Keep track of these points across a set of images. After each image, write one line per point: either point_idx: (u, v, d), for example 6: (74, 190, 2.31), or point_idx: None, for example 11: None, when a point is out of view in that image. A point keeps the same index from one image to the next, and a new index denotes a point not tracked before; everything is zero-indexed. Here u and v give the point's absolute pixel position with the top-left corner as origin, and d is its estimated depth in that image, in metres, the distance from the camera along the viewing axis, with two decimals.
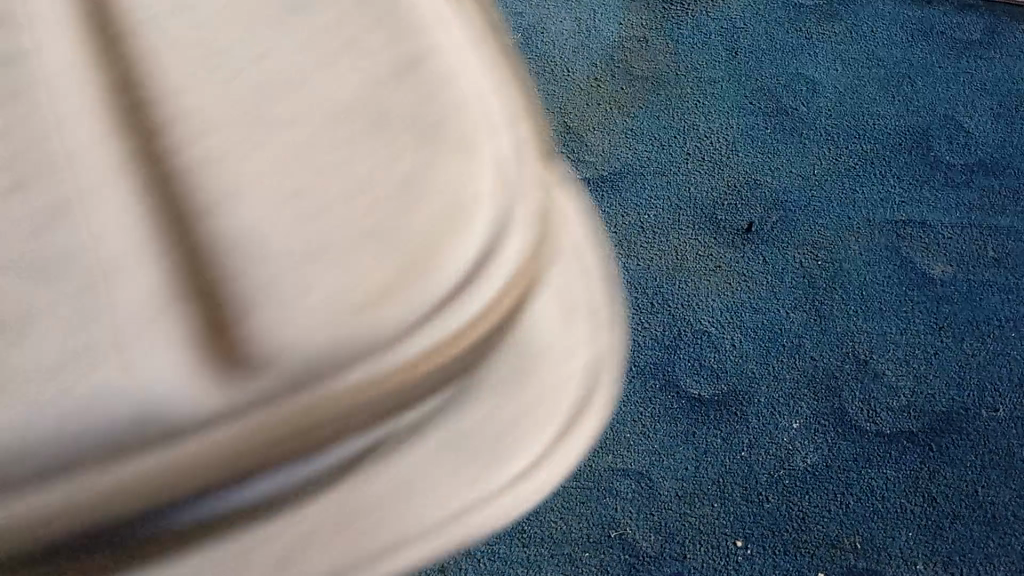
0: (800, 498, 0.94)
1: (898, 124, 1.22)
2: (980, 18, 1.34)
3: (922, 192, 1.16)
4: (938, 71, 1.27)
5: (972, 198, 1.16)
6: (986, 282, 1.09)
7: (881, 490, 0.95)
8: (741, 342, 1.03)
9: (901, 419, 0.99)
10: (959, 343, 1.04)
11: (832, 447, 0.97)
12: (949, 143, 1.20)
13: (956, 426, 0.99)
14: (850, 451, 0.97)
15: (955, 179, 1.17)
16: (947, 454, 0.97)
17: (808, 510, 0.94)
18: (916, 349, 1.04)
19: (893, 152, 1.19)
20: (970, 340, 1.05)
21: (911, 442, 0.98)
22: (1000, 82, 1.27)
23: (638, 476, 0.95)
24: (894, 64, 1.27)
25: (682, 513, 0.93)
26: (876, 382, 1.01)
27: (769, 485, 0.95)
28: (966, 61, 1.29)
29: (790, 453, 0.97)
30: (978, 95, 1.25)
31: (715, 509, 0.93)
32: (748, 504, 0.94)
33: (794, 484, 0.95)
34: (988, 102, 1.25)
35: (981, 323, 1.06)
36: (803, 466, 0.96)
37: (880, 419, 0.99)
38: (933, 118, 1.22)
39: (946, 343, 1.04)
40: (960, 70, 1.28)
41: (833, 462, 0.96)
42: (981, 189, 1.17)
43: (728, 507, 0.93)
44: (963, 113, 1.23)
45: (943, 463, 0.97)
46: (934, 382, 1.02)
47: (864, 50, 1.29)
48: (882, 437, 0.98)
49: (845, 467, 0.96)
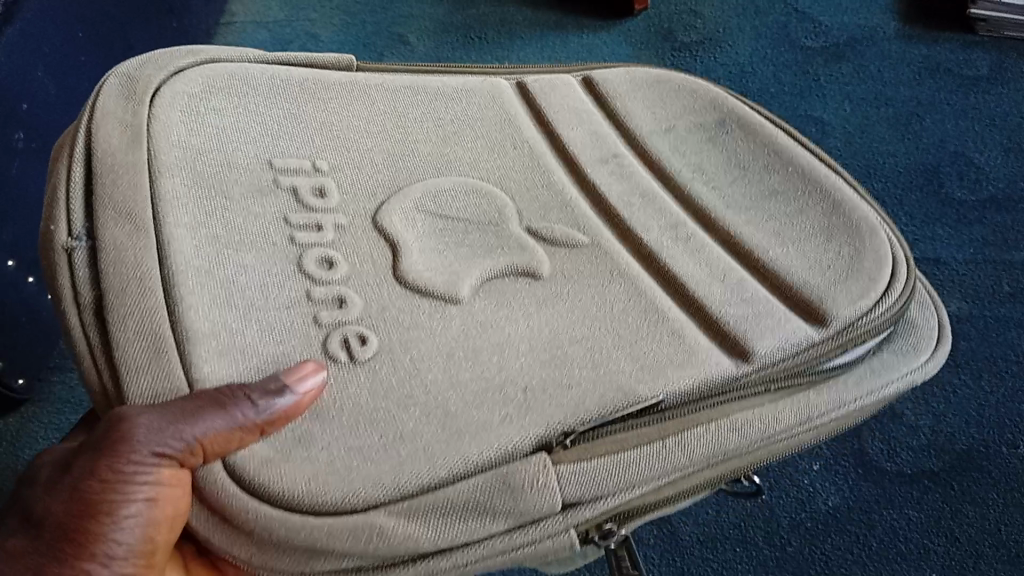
0: (822, 541, 0.91)
1: (907, 161, 1.22)
2: (986, 53, 1.36)
3: (935, 229, 1.15)
4: (947, 108, 1.29)
5: (986, 234, 1.15)
6: (1002, 318, 1.07)
7: (904, 532, 0.91)
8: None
9: (922, 459, 0.96)
10: (977, 382, 1.02)
11: (853, 488, 0.94)
12: (960, 179, 1.20)
13: (978, 465, 0.96)
14: (870, 492, 0.94)
15: (967, 216, 1.16)
16: (969, 494, 0.94)
17: (830, 553, 0.90)
18: (934, 388, 1.01)
19: (904, 190, 1.19)
20: (988, 377, 1.02)
21: (933, 482, 0.94)
22: (1007, 117, 1.28)
23: (658, 520, 0.92)
24: (902, 102, 1.29)
25: (703, 558, 0.89)
26: (896, 423, 0.99)
27: (790, 528, 0.91)
28: (974, 96, 1.30)
29: (812, 495, 0.94)
30: (987, 131, 1.26)
31: (736, 554, 0.90)
32: (770, 547, 0.90)
33: (817, 526, 0.92)
34: (997, 138, 1.25)
35: (997, 359, 1.03)
36: (825, 507, 0.93)
37: (901, 459, 0.96)
38: (943, 154, 1.23)
39: (964, 379, 1.02)
40: (968, 105, 1.29)
41: (854, 503, 0.93)
42: (992, 225, 1.15)
43: (750, 552, 0.90)
44: (972, 149, 1.24)
45: (965, 503, 0.93)
46: (953, 421, 0.99)
47: (871, 90, 1.31)
48: (904, 477, 0.95)
49: (867, 508, 0.93)
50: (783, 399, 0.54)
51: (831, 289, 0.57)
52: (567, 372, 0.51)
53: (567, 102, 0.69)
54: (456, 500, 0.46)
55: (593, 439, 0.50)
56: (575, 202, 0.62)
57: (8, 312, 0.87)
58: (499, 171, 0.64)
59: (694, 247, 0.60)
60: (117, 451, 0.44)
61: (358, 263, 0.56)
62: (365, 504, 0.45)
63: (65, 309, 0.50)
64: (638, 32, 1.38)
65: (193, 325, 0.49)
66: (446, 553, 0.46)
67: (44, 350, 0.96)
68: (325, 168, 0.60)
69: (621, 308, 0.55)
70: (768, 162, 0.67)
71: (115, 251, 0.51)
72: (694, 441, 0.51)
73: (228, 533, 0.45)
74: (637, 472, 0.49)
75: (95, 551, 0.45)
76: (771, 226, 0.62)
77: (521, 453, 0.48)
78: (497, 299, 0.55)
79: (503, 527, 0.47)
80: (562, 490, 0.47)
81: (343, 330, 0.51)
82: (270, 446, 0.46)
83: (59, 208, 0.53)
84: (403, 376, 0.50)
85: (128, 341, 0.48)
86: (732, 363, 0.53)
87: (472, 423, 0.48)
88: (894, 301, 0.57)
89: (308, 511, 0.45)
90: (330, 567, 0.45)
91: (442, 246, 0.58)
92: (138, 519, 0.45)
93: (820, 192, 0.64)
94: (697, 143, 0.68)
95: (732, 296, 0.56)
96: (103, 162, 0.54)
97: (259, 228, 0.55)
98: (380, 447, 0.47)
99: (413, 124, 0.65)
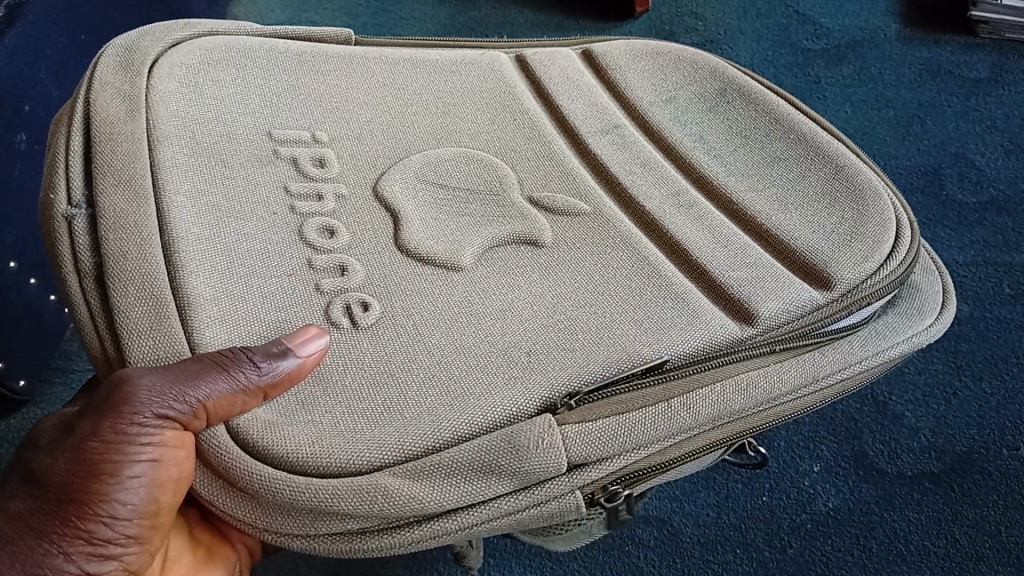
0: (823, 543, 0.90)
1: (908, 163, 1.22)
2: (987, 55, 1.36)
3: (935, 230, 1.15)
4: (947, 109, 1.29)
5: (987, 236, 1.14)
6: (1003, 320, 1.07)
7: (904, 533, 0.91)
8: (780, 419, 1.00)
9: (922, 461, 0.96)
10: (978, 383, 1.02)
11: (853, 490, 0.94)
12: (961, 181, 1.20)
13: (979, 466, 0.95)
14: (871, 494, 0.94)
15: (967, 217, 1.16)
16: (970, 495, 0.93)
17: (830, 554, 0.90)
18: (935, 389, 1.01)
19: (905, 192, 1.19)
20: (989, 379, 1.02)
21: (933, 484, 0.94)
22: (1008, 118, 1.28)
23: (659, 521, 0.92)
24: (903, 104, 1.29)
25: (703, 560, 0.89)
26: (896, 425, 0.99)
27: (791, 530, 0.91)
28: (975, 98, 1.30)
29: (812, 497, 0.94)
30: (987, 132, 1.26)
31: (736, 555, 0.90)
32: (770, 549, 0.90)
33: (817, 528, 0.91)
34: (998, 139, 1.25)
35: (998, 361, 1.03)
36: (825, 509, 0.93)
37: (901, 462, 0.96)
38: (943, 156, 1.23)
39: (965, 382, 1.02)
40: (969, 107, 1.29)
41: (855, 505, 0.93)
42: (993, 226, 1.15)
43: (750, 554, 0.90)
44: (973, 151, 1.24)
45: (966, 505, 0.93)
46: (954, 422, 0.99)
47: (872, 92, 1.31)
48: (905, 479, 0.95)
49: (867, 510, 0.93)
50: (789, 359, 0.54)
51: (835, 253, 0.57)
52: (570, 336, 0.52)
53: (566, 74, 0.70)
54: (459, 461, 0.46)
55: (597, 399, 0.50)
56: (577, 170, 0.63)
57: (10, 313, 0.87)
58: (501, 142, 0.65)
59: (697, 215, 0.60)
60: (118, 413, 0.44)
61: (359, 232, 0.57)
62: (369, 466, 0.46)
63: (68, 275, 0.52)
64: (639, 33, 1.38)
65: (193, 291, 0.51)
66: (451, 515, 0.46)
67: (47, 350, 0.96)
68: (325, 140, 0.62)
69: (624, 273, 0.56)
70: (770, 129, 0.67)
71: (114, 217, 0.52)
72: (700, 401, 0.50)
73: (231, 494, 0.47)
74: (643, 434, 0.49)
75: (99, 511, 0.44)
76: (774, 193, 0.62)
77: (525, 415, 0.49)
78: (498, 266, 0.57)
79: (507, 489, 0.47)
80: (566, 450, 0.47)
81: (347, 296, 0.53)
82: (272, 411, 0.48)
83: (60, 176, 0.54)
84: (405, 340, 0.51)
85: (131, 305, 0.49)
86: (737, 325, 0.54)
87: (476, 385, 0.49)
88: (898, 263, 0.58)
89: (312, 472, 0.46)
90: (336, 528, 0.46)
91: (444, 216, 0.60)
92: (142, 480, 0.45)
93: (822, 158, 0.64)
94: (698, 114, 0.69)
95: (736, 260, 0.57)
96: (102, 130, 0.56)
97: (261, 197, 0.57)
98: (383, 411, 0.48)
99: (413, 97, 0.67)
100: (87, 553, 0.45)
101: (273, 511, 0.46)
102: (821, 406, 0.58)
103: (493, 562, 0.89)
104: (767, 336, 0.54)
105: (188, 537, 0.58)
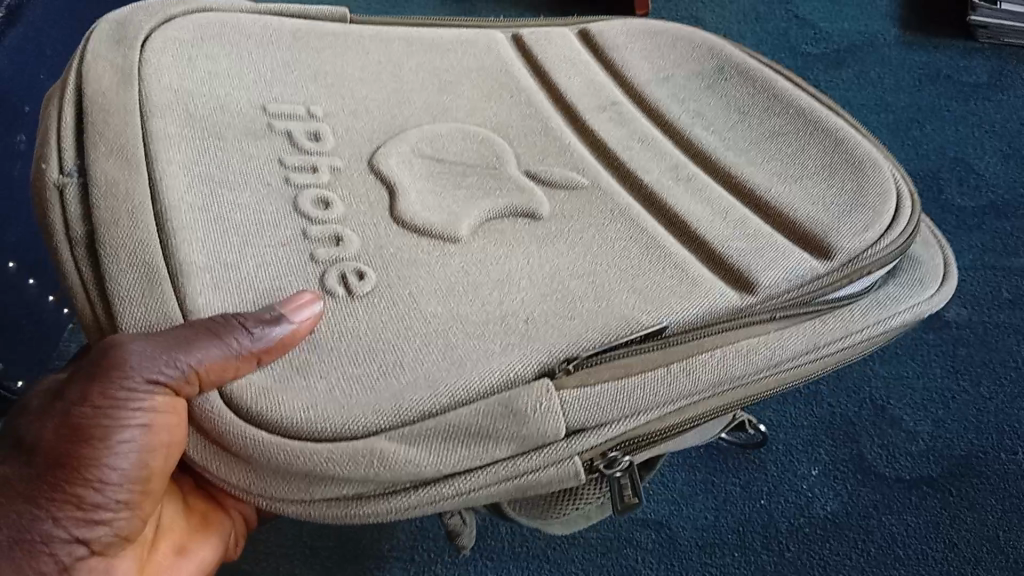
0: (821, 547, 0.90)
1: (908, 167, 1.22)
2: (986, 60, 1.36)
3: None
4: (946, 114, 1.29)
5: (985, 241, 1.14)
6: (1001, 324, 1.07)
7: (902, 537, 0.91)
8: (778, 420, 0.99)
9: (920, 464, 0.96)
10: (976, 387, 1.01)
11: (851, 495, 0.94)
12: (959, 185, 1.20)
13: (976, 470, 0.95)
14: (869, 498, 0.93)
15: (966, 222, 1.16)
16: (967, 499, 0.93)
17: (828, 558, 0.90)
18: (933, 393, 1.01)
19: None
20: (988, 383, 1.02)
21: (930, 488, 0.94)
22: (1006, 124, 1.28)
23: (658, 525, 0.91)
24: (902, 108, 1.29)
25: (702, 563, 0.89)
26: (894, 428, 0.98)
27: (789, 534, 0.91)
28: (974, 103, 1.30)
29: (810, 501, 0.93)
30: (986, 138, 1.26)
31: (735, 559, 0.89)
32: (768, 552, 0.90)
33: (815, 532, 0.91)
34: (997, 144, 1.25)
35: (998, 365, 1.03)
36: (823, 513, 0.92)
37: (899, 465, 0.96)
38: (942, 160, 1.23)
39: (963, 385, 1.02)
40: (968, 112, 1.29)
41: (853, 509, 0.93)
42: (992, 231, 1.15)
43: (748, 556, 0.89)
44: (972, 155, 1.24)
45: (963, 509, 0.93)
46: (951, 426, 0.99)
47: (872, 96, 1.31)
48: (903, 483, 0.94)
49: (866, 514, 0.92)
50: (788, 326, 0.54)
51: (834, 223, 0.58)
52: (569, 305, 0.52)
53: (564, 53, 0.71)
54: (458, 425, 0.46)
55: (597, 361, 0.50)
56: (573, 145, 0.63)
57: (8, 315, 0.87)
58: (498, 119, 0.65)
59: (696, 189, 0.60)
60: (108, 378, 0.44)
61: (354, 203, 0.57)
62: (366, 431, 0.46)
63: (59, 244, 0.51)
64: None
65: (187, 259, 0.51)
66: (448, 480, 0.47)
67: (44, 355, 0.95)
68: (320, 115, 0.62)
69: (625, 246, 0.56)
70: (769, 105, 0.67)
71: (106, 184, 0.52)
72: (700, 368, 0.51)
73: (226, 461, 0.46)
74: (639, 399, 0.50)
75: (89, 477, 0.44)
76: (772, 166, 0.62)
77: (523, 380, 0.48)
78: (495, 238, 0.57)
79: (505, 454, 0.47)
80: (564, 417, 0.48)
81: (342, 266, 0.53)
82: (267, 376, 0.47)
83: (51, 148, 0.54)
84: (402, 310, 0.51)
85: (122, 274, 0.49)
86: (734, 294, 0.54)
87: (473, 352, 0.49)
88: (898, 235, 0.58)
89: (308, 438, 0.46)
90: (329, 493, 0.46)
91: (440, 188, 0.60)
92: (133, 445, 0.45)
93: (821, 134, 0.64)
94: (696, 90, 0.69)
95: (735, 231, 0.57)
96: (94, 102, 0.56)
97: (254, 169, 0.57)
98: (380, 377, 0.48)
99: (408, 75, 0.67)
100: (76, 520, 0.45)
101: (269, 475, 0.46)
102: (819, 376, 0.58)
103: (491, 564, 0.88)
104: (768, 304, 0.54)
105: (182, 505, 0.58)
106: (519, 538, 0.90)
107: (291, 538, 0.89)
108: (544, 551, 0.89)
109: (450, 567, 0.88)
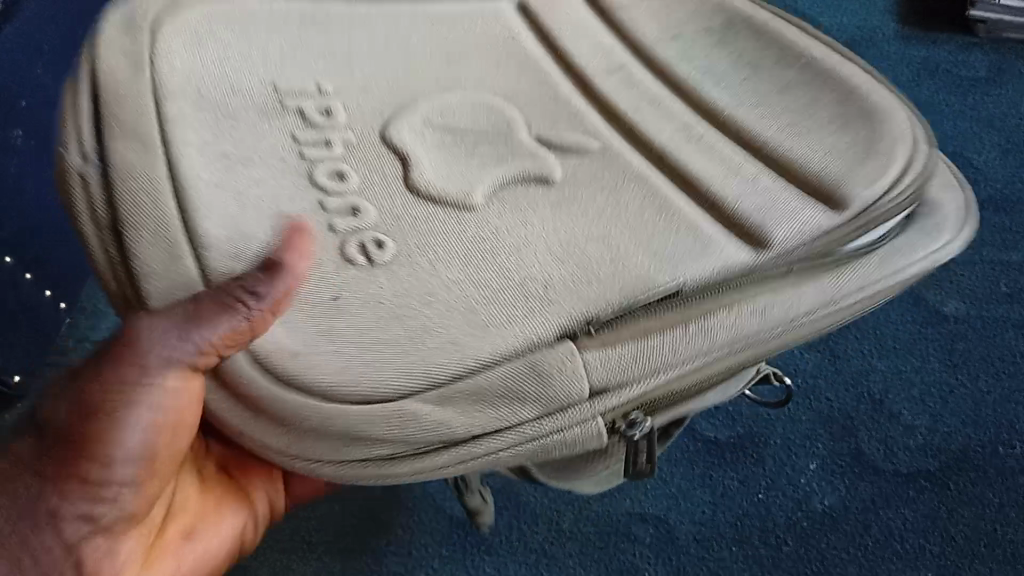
0: (819, 541, 0.90)
1: None
2: (986, 55, 1.36)
3: None
4: (946, 109, 1.28)
5: (984, 235, 1.14)
6: (999, 318, 1.07)
7: (899, 531, 0.91)
8: (776, 415, 0.99)
9: (918, 459, 0.96)
10: (974, 382, 1.01)
11: (849, 489, 0.94)
12: None
13: (974, 464, 0.95)
14: (867, 492, 0.93)
15: None
16: (965, 494, 0.93)
17: (826, 552, 0.90)
18: (931, 387, 1.01)
19: None
20: (986, 377, 1.02)
21: (928, 482, 0.94)
22: (1006, 118, 1.28)
23: (655, 520, 0.91)
24: None
25: (699, 557, 0.89)
26: (892, 423, 0.98)
27: (786, 528, 0.91)
28: (973, 97, 1.30)
29: (808, 496, 0.93)
30: (985, 132, 1.26)
31: (732, 553, 0.89)
32: (766, 546, 0.90)
33: (813, 527, 0.91)
34: (996, 139, 1.25)
35: (996, 359, 1.03)
36: (821, 507, 0.92)
37: (897, 460, 0.96)
38: None
39: (961, 379, 1.01)
40: (967, 106, 1.29)
41: (851, 504, 0.93)
42: (990, 226, 1.15)
43: (746, 551, 0.90)
44: (970, 150, 1.24)
45: (960, 503, 0.93)
46: (949, 420, 0.99)
47: None
48: (901, 478, 0.94)
49: (863, 509, 0.92)
50: (806, 281, 0.52)
51: (846, 174, 0.56)
52: (585, 271, 0.53)
53: (570, 16, 0.69)
54: (486, 387, 0.49)
55: (616, 321, 0.51)
56: (583, 112, 0.63)
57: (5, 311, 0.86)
58: (509, 88, 0.64)
59: (706, 148, 0.59)
60: (127, 358, 0.47)
61: (370, 175, 0.58)
62: (398, 394, 0.50)
63: (86, 227, 0.54)
64: None
65: (207, 234, 0.53)
66: (480, 440, 0.49)
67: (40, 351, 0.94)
68: (330, 91, 0.62)
69: (639, 209, 0.56)
70: (781, 56, 0.65)
71: (125, 167, 0.54)
72: (713, 332, 0.51)
73: (262, 423, 0.50)
74: (660, 364, 0.50)
75: (105, 455, 0.48)
76: (785, 119, 0.61)
77: (545, 343, 0.51)
78: (510, 205, 0.56)
79: (531, 416, 0.49)
80: (587, 376, 0.50)
81: (362, 235, 0.54)
82: (297, 342, 0.51)
83: (70, 132, 0.56)
84: (421, 279, 0.53)
85: (150, 249, 0.52)
86: (746, 250, 0.53)
87: (494, 317, 0.51)
88: (914, 177, 0.55)
89: (347, 402, 0.50)
90: (364, 454, 0.50)
91: (454, 157, 0.59)
92: (146, 425, 0.48)
93: (833, 85, 0.62)
94: (707, 46, 0.67)
95: (746, 190, 0.56)
96: (106, 87, 0.58)
97: (268, 147, 0.58)
98: (406, 339, 0.50)
99: (415, 47, 0.66)
100: (89, 496, 0.49)
101: (309, 436, 0.50)
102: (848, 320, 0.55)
103: (488, 558, 0.88)
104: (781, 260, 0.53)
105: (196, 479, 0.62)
106: (517, 533, 0.90)
107: (289, 533, 0.89)
108: (541, 545, 0.89)
109: (447, 561, 0.88)
